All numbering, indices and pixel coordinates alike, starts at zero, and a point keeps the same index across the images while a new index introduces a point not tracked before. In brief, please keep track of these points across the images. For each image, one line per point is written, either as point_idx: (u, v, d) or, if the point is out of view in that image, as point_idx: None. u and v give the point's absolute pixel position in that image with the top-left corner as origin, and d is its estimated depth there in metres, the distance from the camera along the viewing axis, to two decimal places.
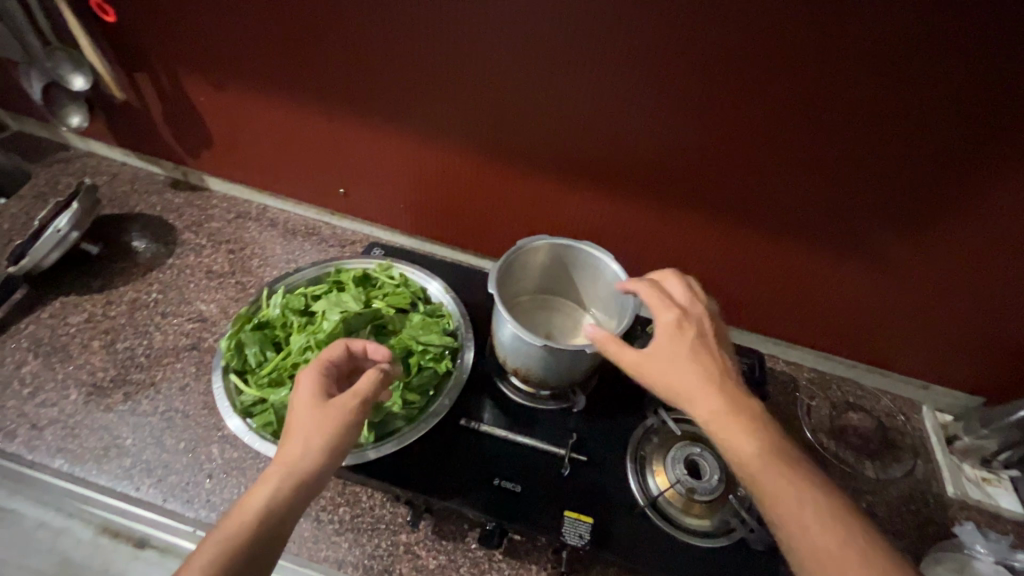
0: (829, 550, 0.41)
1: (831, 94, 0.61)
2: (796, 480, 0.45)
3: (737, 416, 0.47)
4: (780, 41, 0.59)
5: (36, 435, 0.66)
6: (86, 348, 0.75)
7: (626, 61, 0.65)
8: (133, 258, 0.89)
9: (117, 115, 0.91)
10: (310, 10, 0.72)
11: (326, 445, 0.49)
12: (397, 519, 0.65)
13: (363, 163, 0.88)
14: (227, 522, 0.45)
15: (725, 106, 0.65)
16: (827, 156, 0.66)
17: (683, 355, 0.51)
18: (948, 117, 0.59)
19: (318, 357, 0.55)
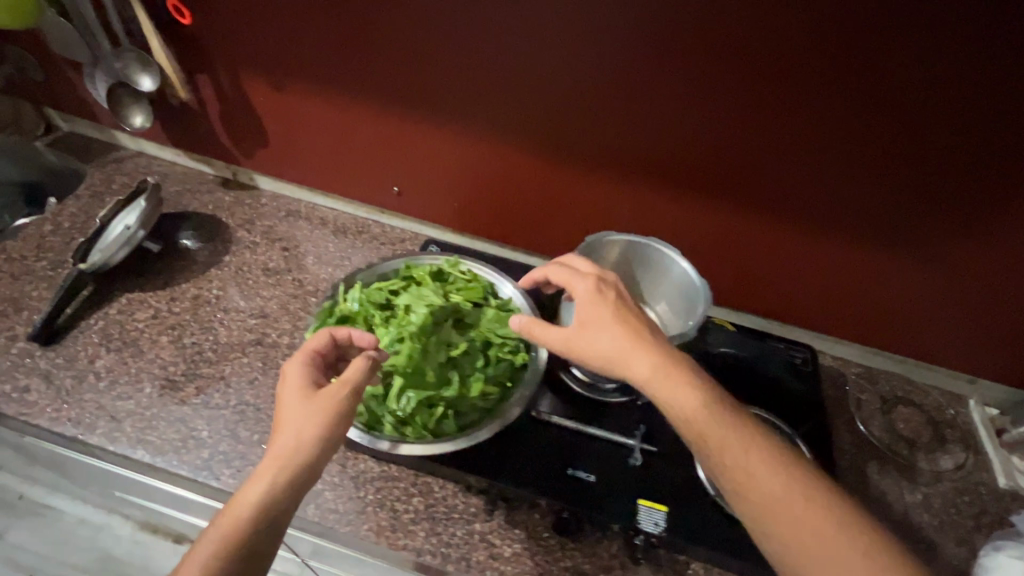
0: (772, 488, 0.46)
1: (895, 94, 0.64)
2: (736, 427, 0.49)
3: (672, 373, 0.51)
4: (846, 42, 0.62)
5: (116, 427, 0.68)
6: (155, 343, 0.77)
7: (683, 59, 0.68)
8: (191, 255, 0.90)
9: (174, 116, 0.92)
10: (379, 11, 0.74)
11: (316, 437, 0.50)
12: (470, 509, 0.66)
13: (417, 162, 0.89)
14: (223, 519, 0.47)
15: (788, 105, 0.68)
16: (885, 154, 0.68)
17: (606, 324, 0.55)
18: (940, 104, 0.63)
19: (302, 349, 0.56)
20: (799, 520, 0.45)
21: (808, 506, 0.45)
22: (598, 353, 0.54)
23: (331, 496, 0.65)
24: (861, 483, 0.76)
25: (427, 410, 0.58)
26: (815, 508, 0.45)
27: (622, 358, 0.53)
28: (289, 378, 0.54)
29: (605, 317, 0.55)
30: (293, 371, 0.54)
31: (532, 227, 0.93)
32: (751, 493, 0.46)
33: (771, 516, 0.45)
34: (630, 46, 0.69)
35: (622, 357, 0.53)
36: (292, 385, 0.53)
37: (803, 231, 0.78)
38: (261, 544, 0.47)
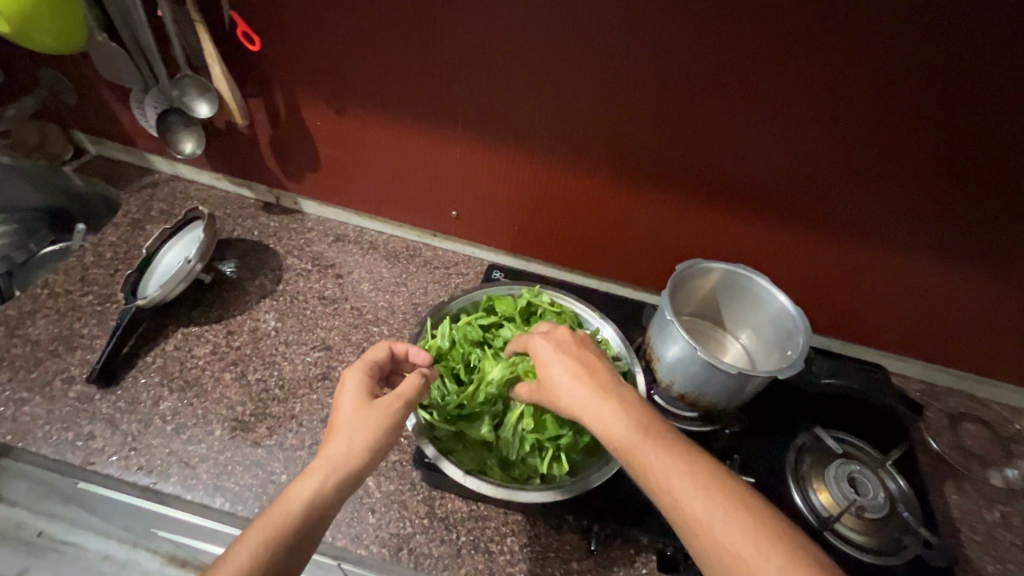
0: (693, 512, 0.40)
1: (1003, 141, 0.60)
2: (664, 448, 0.44)
3: (603, 399, 0.47)
4: (962, 91, 0.58)
5: (190, 474, 0.65)
6: (219, 381, 0.74)
7: (737, 86, 0.64)
8: (242, 285, 0.87)
9: (222, 141, 0.89)
10: (442, 38, 0.69)
11: (370, 443, 0.49)
12: (567, 547, 0.63)
13: (475, 188, 0.86)
14: (267, 516, 0.44)
15: (880, 149, 0.65)
16: (979, 199, 0.66)
17: (547, 362, 0.52)
18: (943, 113, 0.60)
19: (360, 360, 0.56)
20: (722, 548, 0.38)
21: (732, 532, 0.38)
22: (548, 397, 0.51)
23: (423, 540, 0.63)
24: (941, 502, 0.76)
25: (537, 452, 0.57)
26: (742, 536, 0.38)
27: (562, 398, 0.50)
28: (347, 385, 0.53)
29: (549, 353, 0.53)
30: (351, 379, 0.54)
31: (591, 251, 0.90)
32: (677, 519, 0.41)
33: (699, 540, 0.39)
34: (718, 87, 0.64)
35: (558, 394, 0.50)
36: (349, 392, 0.53)
37: (879, 261, 0.77)
38: (303, 548, 0.43)
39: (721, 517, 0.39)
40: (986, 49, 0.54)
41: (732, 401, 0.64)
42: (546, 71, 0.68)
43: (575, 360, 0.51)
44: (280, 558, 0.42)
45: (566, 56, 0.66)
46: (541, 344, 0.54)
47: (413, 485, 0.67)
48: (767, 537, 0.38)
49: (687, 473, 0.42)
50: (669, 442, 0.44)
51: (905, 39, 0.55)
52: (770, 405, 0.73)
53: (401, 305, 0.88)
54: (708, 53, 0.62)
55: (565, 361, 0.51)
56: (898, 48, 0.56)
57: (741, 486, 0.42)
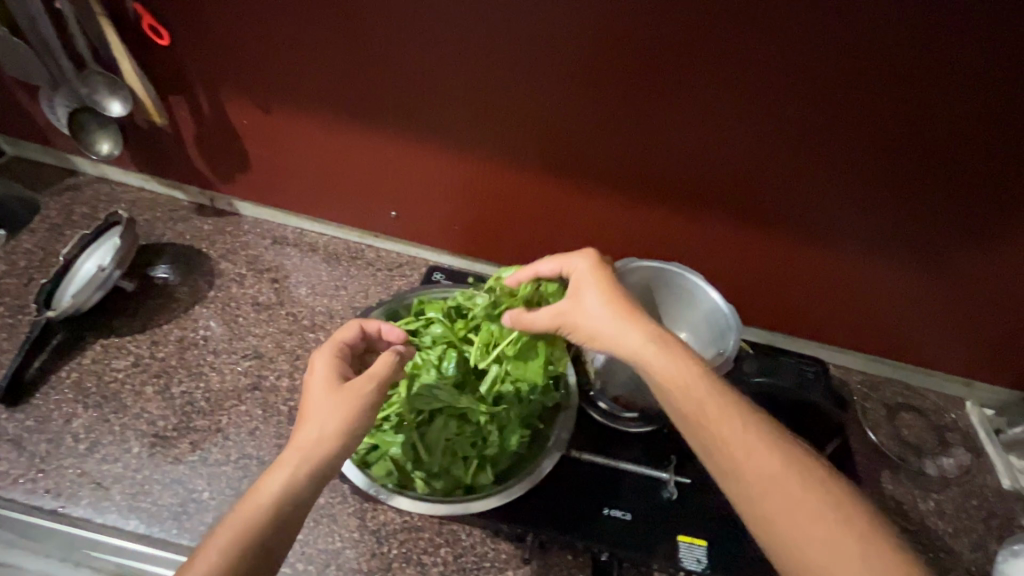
0: (771, 473, 0.41)
1: (922, 135, 0.61)
2: (741, 411, 0.45)
3: (671, 347, 0.48)
4: (881, 83, 0.58)
5: (103, 495, 0.62)
6: (139, 396, 0.70)
7: (669, 79, 0.63)
8: (170, 292, 0.83)
9: (145, 140, 0.84)
10: (366, 31, 0.66)
11: (343, 429, 0.47)
12: (502, 556, 0.62)
13: (414, 187, 0.83)
14: (237, 512, 0.42)
15: (810, 143, 0.65)
16: (906, 192, 0.66)
17: (598, 294, 0.51)
18: (871, 105, 0.60)
19: (330, 341, 0.54)
20: (798, 509, 0.40)
21: (809, 495, 0.40)
22: (591, 325, 0.51)
23: (352, 555, 0.61)
24: (876, 494, 0.77)
25: (461, 462, 0.55)
26: (818, 500, 0.40)
27: (615, 330, 0.49)
28: (317, 368, 0.51)
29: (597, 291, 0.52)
30: (322, 361, 0.52)
31: (536, 251, 0.87)
32: (748, 479, 0.42)
33: (771, 495, 0.41)
34: (648, 79, 0.63)
35: (613, 327, 0.49)
36: (319, 376, 0.50)
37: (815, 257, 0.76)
38: (281, 540, 0.42)
39: (799, 484, 0.41)
40: (900, 37, 0.55)
41: None
42: (476, 65, 0.67)
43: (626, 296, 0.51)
44: (257, 551, 0.41)
45: (493, 49, 0.65)
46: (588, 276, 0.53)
47: (343, 498, 0.65)
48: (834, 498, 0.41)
49: (762, 438, 0.43)
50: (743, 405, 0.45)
51: (821, 31, 0.56)
52: None
53: (340, 309, 0.85)
54: (637, 44, 0.61)
55: (618, 297, 0.51)
56: (817, 39, 0.57)
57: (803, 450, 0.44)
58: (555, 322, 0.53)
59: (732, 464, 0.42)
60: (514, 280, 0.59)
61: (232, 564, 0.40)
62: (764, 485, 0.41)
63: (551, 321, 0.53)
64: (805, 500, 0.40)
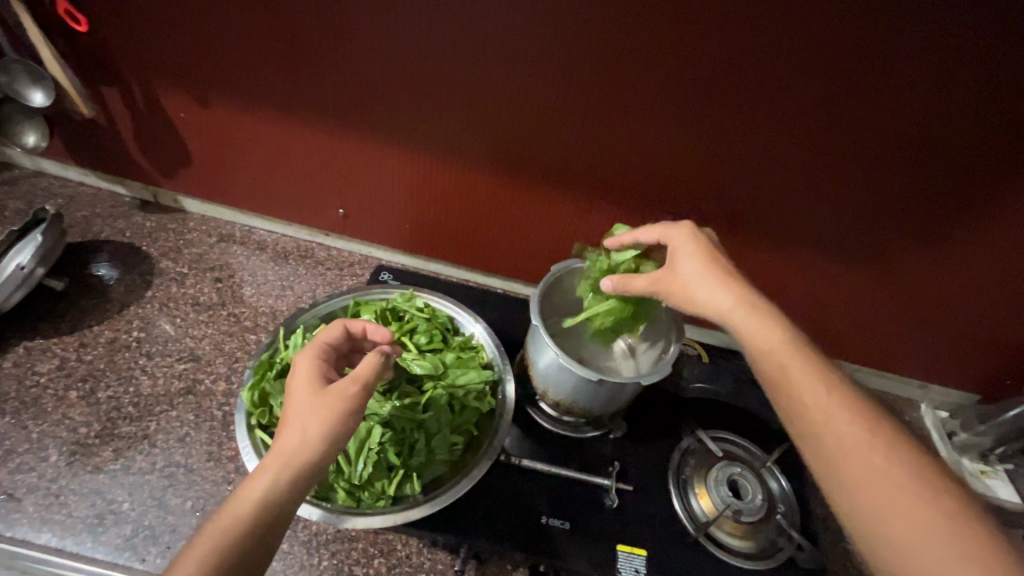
0: (856, 445, 0.40)
1: (871, 137, 0.59)
2: (832, 380, 0.43)
3: (761, 311, 0.47)
4: (829, 84, 0.56)
5: (14, 507, 0.58)
6: (61, 401, 0.67)
7: (608, 75, 0.60)
8: (105, 292, 0.79)
9: (79, 133, 0.81)
10: (297, 20, 0.63)
11: (327, 434, 0.42)
12: (438, 566, 0.60)
13: (361, 184, 0.80)
14: (212, 526, 0.38)
15: (759, 144, 0.63)
16: (857, 194, 0.65)
17: (694, 261, 0.52)
18: (816, 105, 0.58)
19: (312, 342, 0.51)
20: (881, 481, 0.38)
21: (894, 464, 0.39)
22: (684, 290, 0.52)
23: (279, 567, 0.58)
24: None
25: (385, 472, 0.53)
26: (904, 469, 0.38)
27: (708, 293, 0.50)
28: (298, 371, 0.47)
29: (692, 265, 0.52)
30: (305, 362, 0.48)
31: (491, 251, 0.85)
32: (829, 450, 0.40)
33: (850, 460, 0.39)
34: (592, 74, 0.61)
35: (704, 290, 0.50)
36: (301, 379, 0.47)
37: (769, 258, 0.75)
38: (260, 553, 0.38)
39: (887, 457, 0.39)
40: (842, 36, 0.52)
41: (607, 407, 0.62)
42: (414, 57, 0.64)
43: (724, 263, 0.52)
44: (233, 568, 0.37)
45: (430, 41, 0.62)
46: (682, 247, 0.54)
47: None
48: (922, 472, 0.38)
49: (854, 406, 0.42)
50: (834, 375, 0.44)
51: (765, 29, 0.53)
52: (657, 409, 0.71)
53: (284, 310, 0.82)
54: (575, 38, 0.58)
55: (717, 266, 0.52)
56: (760, 37, 0.54)
57: (888, 419, 0.42)
58: (650, 287, 0.55)
59: (812, 428, 0.42)
60: (616, 243, 0.61)
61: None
62: (844, 455, 0.40)
63: (649, 286, 0.55)
64: (891, 473, 0.38)
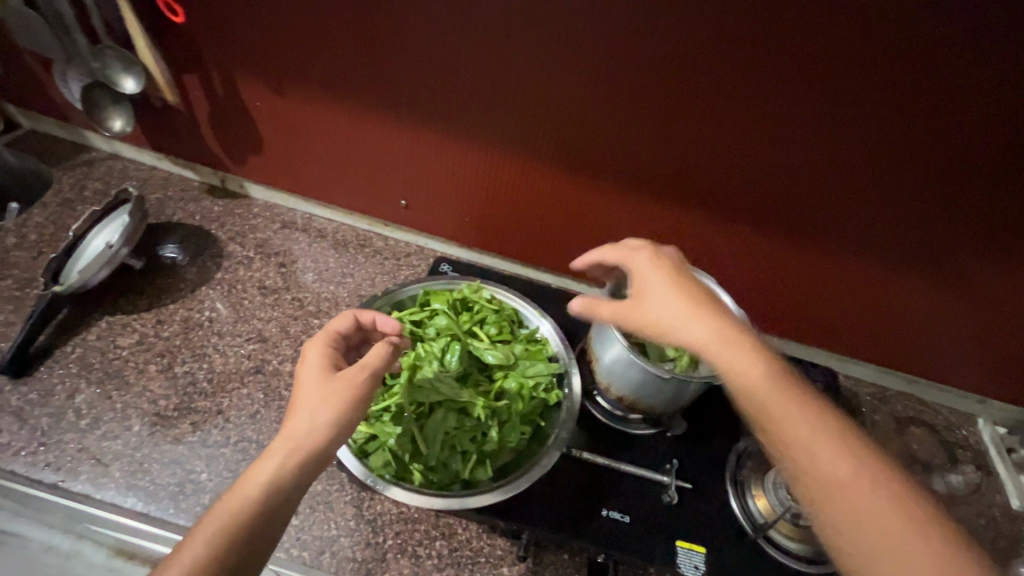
0: (850, 487, 0.39)
1: (961, 145, 0.58)
2: (821, 420, 0.43)
3: (733, 343, 0.47)
4: (921, 91, 0.55)
5: (102, 472, 0.62)
6: (142, 374, 0.71)
7: (689, 76, 0.60)
8: (176, 272, 0.82)
9: (159, 119, 0.84)
10: (380, 16, 0.65)
11: (332, 420, 0.46)
12: (497, 552, 0.61)
13: (426, 176, 0.81)
14: (222, 503, 0.42)
15: (839, 149, 0.62)
16: (936, 203, 0.63)
17: (663, 288, 0.52)
18: (902, 111, 0.57)
19: (324, 330, 0.54)
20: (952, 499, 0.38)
21: (881, 505, 0.39)
22: (658, 322, 0.50)
23: (347, 543, 0.61)
24: None
25: (459, 456, 0.55)
26: (893, 510, 0.38)
27: (683, 322, 0.49)
28: (308, 358, 0.51)
29: (662, 290, 0.52)
30: (313, 351, 0.51)
31: (547, 248, 0.86)
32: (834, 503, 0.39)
33: (837, 501, 0.39)
34: (672, 75, 0.61)
35: (676, 323, 0.49)
36: (309, 368, 0.49)
37: (834, 264, 0.74)
38: (266, 530, 0.42)
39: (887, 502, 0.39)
40: (940, 45, 0.51)
41: (671, 405, 0.62)
42: (492, 54, 0.64)
43: (691, 292, 0.52)
44: (243, 542, 0.41)
45: (511, 35, 0.62)
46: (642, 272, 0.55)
47: (341, 486, 0.64)
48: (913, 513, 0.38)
49: (833, 441, 0.42)
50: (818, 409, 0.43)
51: (862, 33, 0.52)
52: (713, 411, 0.71)
53: (345, 296, 0.85)
54: (659, 39, 0.58)
55: (687, 294, 0.51)
56: (853, 41, 0.53)
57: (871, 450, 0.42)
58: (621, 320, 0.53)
59: (798, 467, 0.41)
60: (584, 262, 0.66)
61: (220, 553, 0.40)
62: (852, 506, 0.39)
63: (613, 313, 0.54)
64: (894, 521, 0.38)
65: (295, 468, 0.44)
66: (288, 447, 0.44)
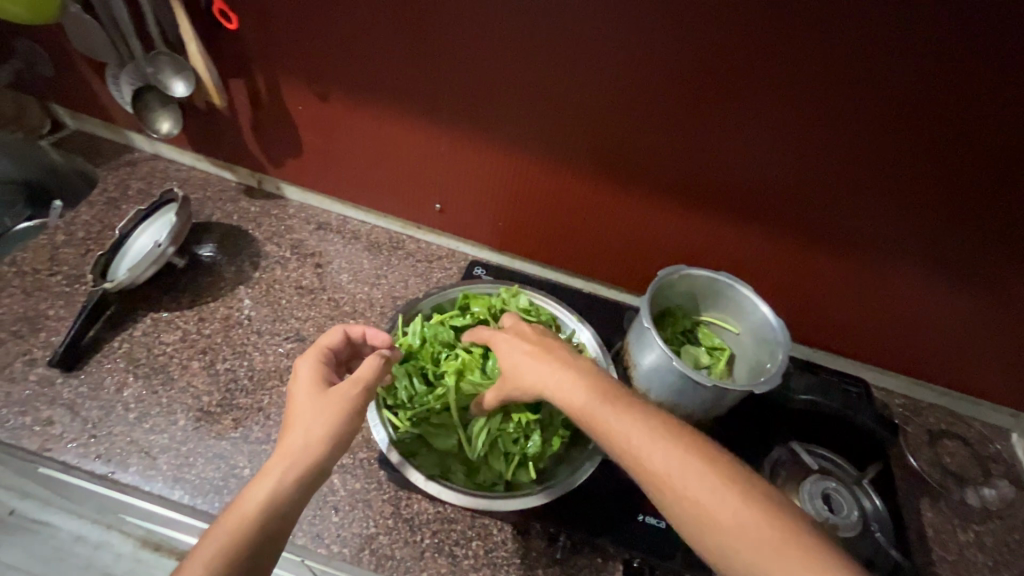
0: (747, 531, 0.38)
1: (1009, 160, 0.57)
2: (674, 441, 0.43)
3: (609, 399, 0.46)
4: (970, 105, 0.55)
5: (150, 464, 0.64)
6: (185, 370, 0.72)
7: (732, 86, 0.60)
8: (216, 270, 0.84)
9: (203, 121, 0.86)
10: (425, 24, 0.66)
11: (329, 433, 0.47)
12: (532, 554, 0.62)
13: (462, 181, 0.83)
14: (220, 525, 0.42)
15: (881, 160, 0.62)
16: (979, 215, 0.63)
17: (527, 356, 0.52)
18: (950, 123, 0.56)
19: (315, 345, 0.55)
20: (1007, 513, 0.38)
21: (777, 543, 0.38)
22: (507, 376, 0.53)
23: (386, 540, 0.62)
24: (915, 521, 0.74)
25: (502, 459, 0.57)
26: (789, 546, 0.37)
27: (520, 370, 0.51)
28: (300, 375, 0.52)
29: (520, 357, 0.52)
30: (306, 367, 0.52)
31: (579, 253, 0.87)
32: (711, 538, 0.39)
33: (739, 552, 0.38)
34: (715, 86, 0.61)
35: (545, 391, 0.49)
36: (303, 383, 0.51)
37: (870, 275, 0.74)
38: (271, 540, 0.43)
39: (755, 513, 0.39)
40: (992, 59, 0.51)
41: (710, 412, 0.63)
42: (535, 63, 0.65)
43: (552, 353, 0.52)
44: (249, 554, 0.41)
45: (557, 44, 0.63)
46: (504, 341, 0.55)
47: (380, 485, 0.66)
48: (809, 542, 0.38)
49: (718, 483, 0.41)
50: (670, 432, 0.44)
51: (914, 47, 0.52)
52: (748, 419, 0.71)
53: (380, 297, 0.86)
54: (704, 50, 0.58)
55: (547, 356, 0.52)
56: (904, 54, 0.53)
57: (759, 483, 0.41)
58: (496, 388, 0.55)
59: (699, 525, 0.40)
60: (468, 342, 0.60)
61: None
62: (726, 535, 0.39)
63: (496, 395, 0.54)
64: (763, 532, 0.38)
65: (296, 480, 0.45)
66: (288, 460, 0.45)
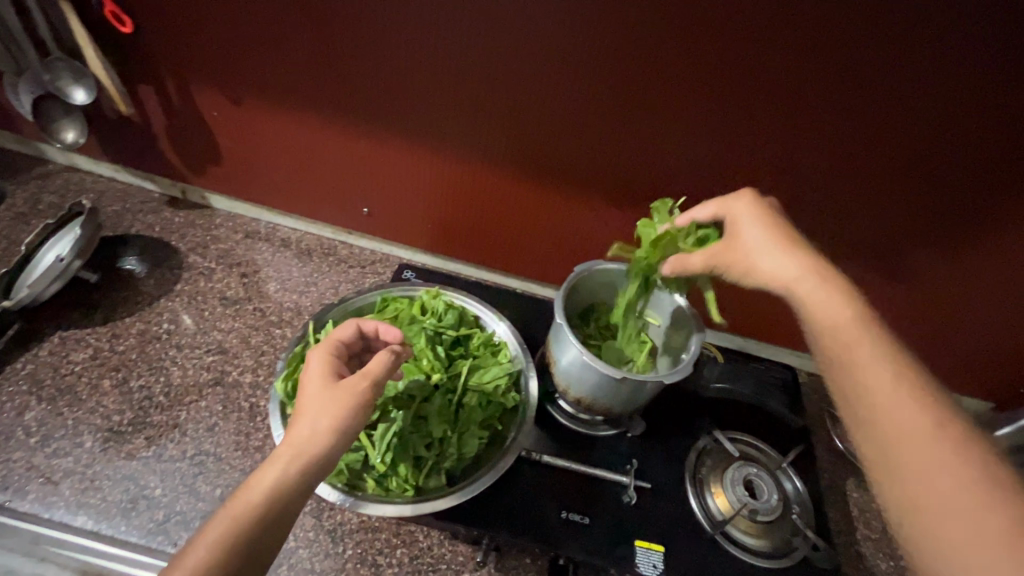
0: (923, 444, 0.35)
1: (896, 147, 0.58)
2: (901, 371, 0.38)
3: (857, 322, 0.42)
4: (852, 97, 0.56)
5: (51, 490, 0.61)
6: (96, 389, 0.69)
7: (627, 79, 0.60)
8: (134, 285, 0.81)
9: (116, 130, 0.83)
10: (323, 23, 0.65)
11: (335, 426, 0.45)
12: (458, 558, 0.61)
13: (385, 184, 0.81)
14: (223, 511, 0.40)
15: (778, 151, 0.62)
16: (875, 201, 0.63)
17: (784, 254, 0.47)
18: (835, 112, 0.57)
19: (327, 338, 0.53)
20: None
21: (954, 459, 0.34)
22: (749, 259, 0.48)
23: (305, 554, 0.60)
24: (839, 501, 0.75)
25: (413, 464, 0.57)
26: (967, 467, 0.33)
27: (775, 258, 0.47)
28: (313, 364, 0.50)
29: (768, 253, 0.47)
30: (317, 358, 0.50)
31: (512, 253, 0.86)
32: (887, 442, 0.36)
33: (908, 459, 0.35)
34: (610, 80, 0.61)
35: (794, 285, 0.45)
36: (314, 372, 0.49)
37: None
38: (271, 535, 0.40)
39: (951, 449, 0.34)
40: (862, 48, 0.52)
41: (628, 404, 0.63)
42: (438, 61, 0.64)
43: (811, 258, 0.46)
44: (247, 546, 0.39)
45: (458, 44, 0.62)
46: (751, 232, 0.49)
47: None
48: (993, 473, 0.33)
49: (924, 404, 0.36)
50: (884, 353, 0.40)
51: (793, 39, 0.53)
52: (672, 412, 0.72)
53: (309, 305, 0.84)
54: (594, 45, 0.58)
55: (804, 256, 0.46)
56: (779, 44, 0.54)
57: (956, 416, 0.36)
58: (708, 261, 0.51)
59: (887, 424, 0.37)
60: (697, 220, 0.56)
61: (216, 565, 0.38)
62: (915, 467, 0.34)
63: (705, 261, 0.51)
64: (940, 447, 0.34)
65: (299, 473, 0.43)
66: (291, 452, 0.43)
